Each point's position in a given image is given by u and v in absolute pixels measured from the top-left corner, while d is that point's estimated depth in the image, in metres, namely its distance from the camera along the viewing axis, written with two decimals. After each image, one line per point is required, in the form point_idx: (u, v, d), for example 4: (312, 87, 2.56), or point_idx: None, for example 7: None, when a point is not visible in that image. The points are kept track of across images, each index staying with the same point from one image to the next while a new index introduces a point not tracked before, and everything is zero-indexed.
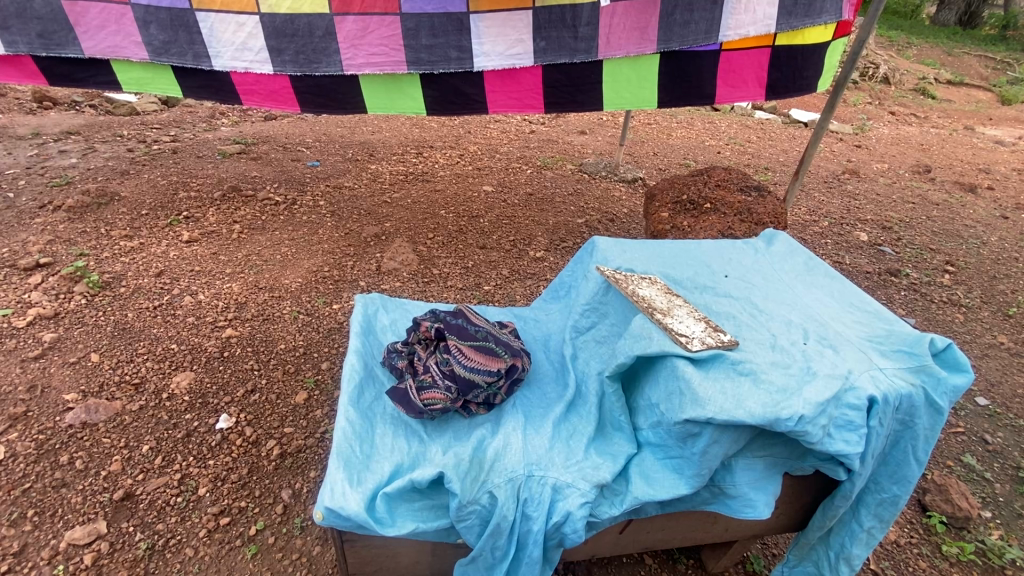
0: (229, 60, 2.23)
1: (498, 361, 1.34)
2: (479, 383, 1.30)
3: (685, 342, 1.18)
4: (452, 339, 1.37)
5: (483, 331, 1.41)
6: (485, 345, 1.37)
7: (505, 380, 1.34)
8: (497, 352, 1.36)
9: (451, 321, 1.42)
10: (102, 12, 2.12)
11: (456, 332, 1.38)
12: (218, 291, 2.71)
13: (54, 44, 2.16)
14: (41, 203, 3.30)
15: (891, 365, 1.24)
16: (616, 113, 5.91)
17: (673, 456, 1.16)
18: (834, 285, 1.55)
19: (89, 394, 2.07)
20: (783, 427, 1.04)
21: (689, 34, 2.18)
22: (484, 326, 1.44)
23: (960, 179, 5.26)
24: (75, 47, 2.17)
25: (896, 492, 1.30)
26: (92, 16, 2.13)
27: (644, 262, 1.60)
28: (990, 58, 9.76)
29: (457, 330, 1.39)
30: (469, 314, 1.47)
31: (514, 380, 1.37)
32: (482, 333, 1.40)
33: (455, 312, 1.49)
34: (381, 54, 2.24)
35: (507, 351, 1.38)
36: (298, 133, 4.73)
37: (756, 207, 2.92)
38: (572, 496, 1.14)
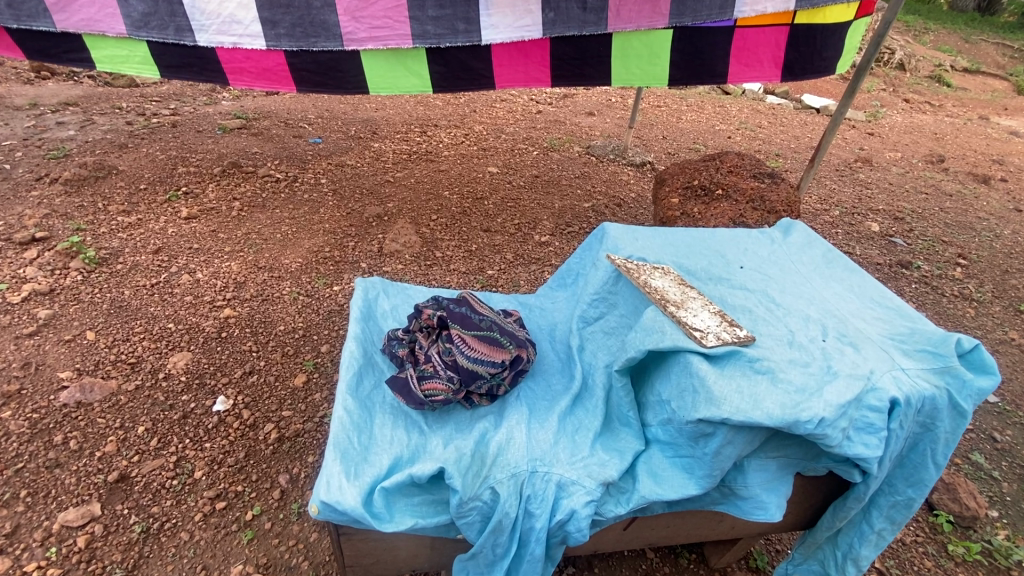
0: (215, 34, 2.14)
1: (501, 353, 1.29)
2: (483, 377, 1.26)
3: (700, 337, 1.12)
4: (456, 329, 1.31)
5: (489, 321, 1.35)
6: (489, 337, 1.31)
7: (509, 373, 1.29)
8: (502, 344, 1.31)
9: (455, 310, 1.36)
10: None
11: (460, 321, 1.33)
12: (217, 269, 2.66)
13: (24, 16, 2.09)
14: (39, 175, 3.24)
15: (914, 365, 1.18)
16: (625, 95, 5.78)
17: (684, 455, 1.12)
18: (854, 280, 1.48)
19: (84, 372, 2.04)
20: (803, 430, 0.98)
21: (702, 9, 2.07)
22: (490, 316, 1.38)
23: (974, 170, 5.15)
24: (46, 18, 2.09)
25: (911, 494, 1.26)
26: None
27: (656, 251, 1.53)
28: (1009, 46, 9.48)
29: (460, 319, 1.33)
30: (475, 303, 1.41)
31: (520, 373, 1.32)
32: (487, 323, 1.34)
33: (459, 300, 1.43)
34: (384, 28, 2.15)
35: (510, 343, 1.33)
36: (300, 109, 4.63)
37: (769, 195, 2.84)
38: (577, 494, 1.10)
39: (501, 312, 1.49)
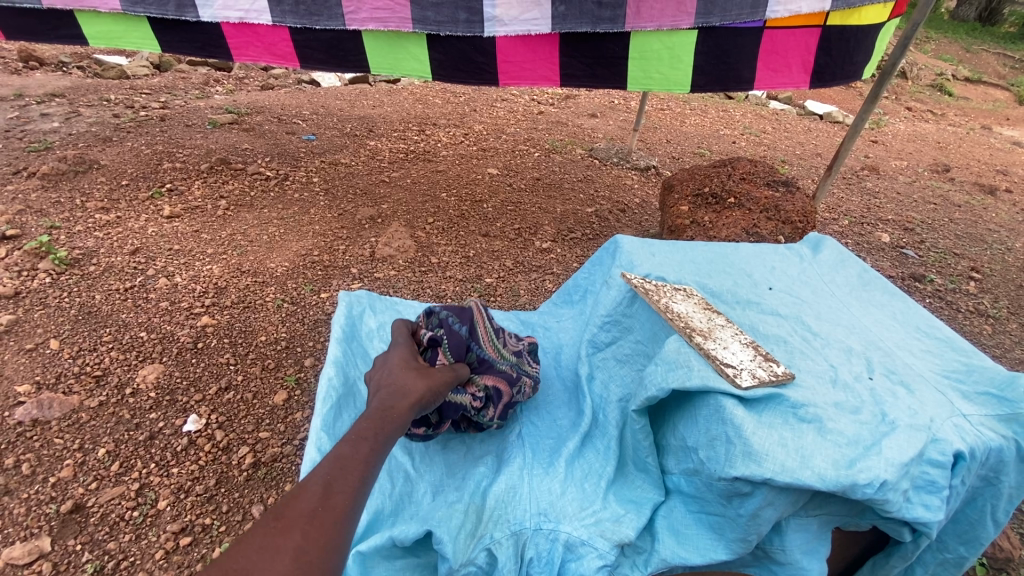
0: (221, 9, 2.04)
1: (492, 383, 1.13)
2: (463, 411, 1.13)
3: (733, 376, 0.96)
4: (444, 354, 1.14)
5: (483, 350, 1.18)
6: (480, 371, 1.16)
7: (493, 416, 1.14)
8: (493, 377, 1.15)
9: (448, 327, 1.17)
10: None
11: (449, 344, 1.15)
12: (198, 273, 2.49)
13: None
14: (16, 168, 3.06)
15: (976, 410, 1.03)
16: (630, 97, 5.62)
17: (713, 512, 0.96)
18: (896, 305, 1.33)
19: (44, 386, 1.88)
20: (860, 495, 0.82)
21: (732, 9, 1.93)
22: (489, 344, 1.19)
23: (980, 180, 5.02)
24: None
25: (963, 553, 1.10)
26: None
27: (676, 269, 1.38)
28: (1010, 55, 9.39)
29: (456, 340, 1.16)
30: (479, 322, 1.21)
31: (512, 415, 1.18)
32: (480, 354, 1.17)
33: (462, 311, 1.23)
34: (384, 10, 2.03)
35: (501, 378, 1.16)
36: (295, 105, 4.46)
37: (784, 204, 2.69)
38: (588, 557, 0.94)
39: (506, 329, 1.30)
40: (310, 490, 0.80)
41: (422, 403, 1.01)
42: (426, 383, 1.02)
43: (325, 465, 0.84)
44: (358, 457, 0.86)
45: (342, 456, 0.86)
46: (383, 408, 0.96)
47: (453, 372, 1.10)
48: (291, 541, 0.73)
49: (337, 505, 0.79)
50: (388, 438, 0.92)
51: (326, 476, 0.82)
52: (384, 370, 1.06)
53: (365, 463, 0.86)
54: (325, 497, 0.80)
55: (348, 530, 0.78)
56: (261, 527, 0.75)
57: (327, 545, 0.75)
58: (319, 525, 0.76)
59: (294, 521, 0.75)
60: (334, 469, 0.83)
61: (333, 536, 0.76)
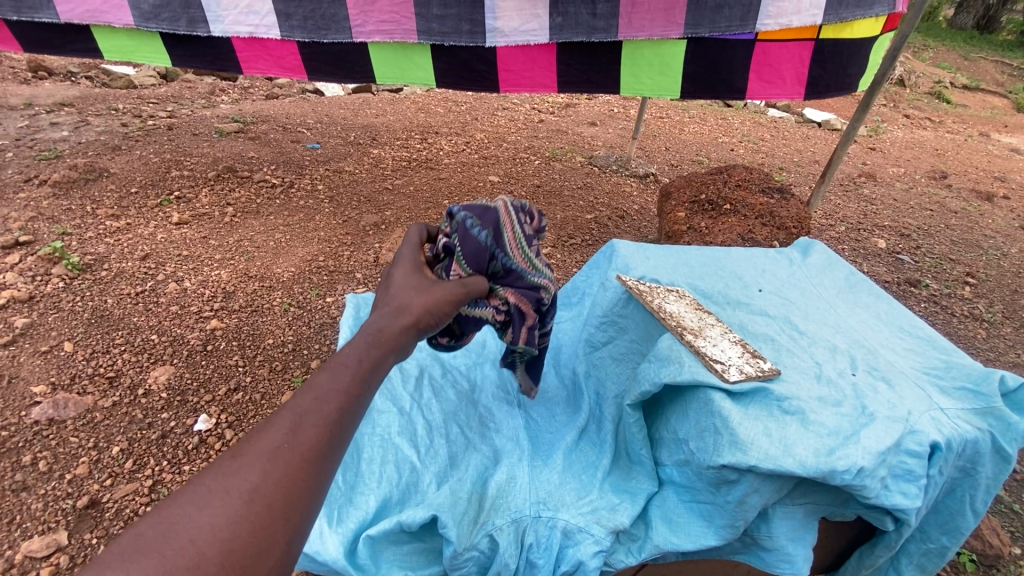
0: (231, 24, 2.12)
1: (515, 301, 1.13)
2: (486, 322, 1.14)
3: (722, 371, 1.02)
4: (462, 264, 1.07)
5: (509, 260, 1.11)
6: (504, 282, 1.13)
7: (515, 333, 1.17)
8: (517, 293, 1.13)
9: (470, 234, 1.08)
10: None
11: (472, 256, 1.07)
12: (206, 278, 2.56)
13: (26, 7, 2.08)
14: (27, 176, 3.14)
15: (953, 405, 1.08)
16: (629, 105, 5.71)
17: (703, 501, 1.01)
18: (881, 306, 1.39)
19: (59, 387, 1.94)
20: (839, 481, 0.88)
21: (721, 20, 1.99)
22: (516, 252, 1.12)
23: (978, 187, 5.08)
24: (48, 11, 2.08)
25: (945, 543, 1.15)
26: None
27: (670, 271, 1.44)
28: (1008, 63, 9.48)
29: (477, 250, 1.07)
30: (505, 226, 1.11)
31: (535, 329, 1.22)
32: (506, 265, 1.11)
33: (486, 210, 1.12)
34: (390, 22, 2.11)
35: (522, 294, 1.14)
36: (300, 114, 4.55)
37: (779, 210, 2.75)
38: (585, 543, 0.99)
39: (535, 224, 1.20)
40: (275, 424, 0.67)
41: (418, 329, 0.87)
42: (423, 303, 0.89)
43: (298, 392, 0.71)
44: (336, 387, 0.72)
45: (316, 385, 0.72)
46: (370, 333, 0.81)
47: (455, 294, 0.95)
48: (246, 485, 0.61)
49: (305, 442, 0.66)
50: (376, 367, 0.78)
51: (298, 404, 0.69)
52: (380, 293, 0.93)
53: (344, 393, 0.72)
54: (296, 428, 0.66)
55: (320, 471, 0.65)
56: (211, 467, 0.62)
57: (294, 483, 0.63)
58: (287, 460, 0.64)
59: (254, 455, 0.63)
60: (305, 399, 0.70)
61: (298, 478, 0.64)
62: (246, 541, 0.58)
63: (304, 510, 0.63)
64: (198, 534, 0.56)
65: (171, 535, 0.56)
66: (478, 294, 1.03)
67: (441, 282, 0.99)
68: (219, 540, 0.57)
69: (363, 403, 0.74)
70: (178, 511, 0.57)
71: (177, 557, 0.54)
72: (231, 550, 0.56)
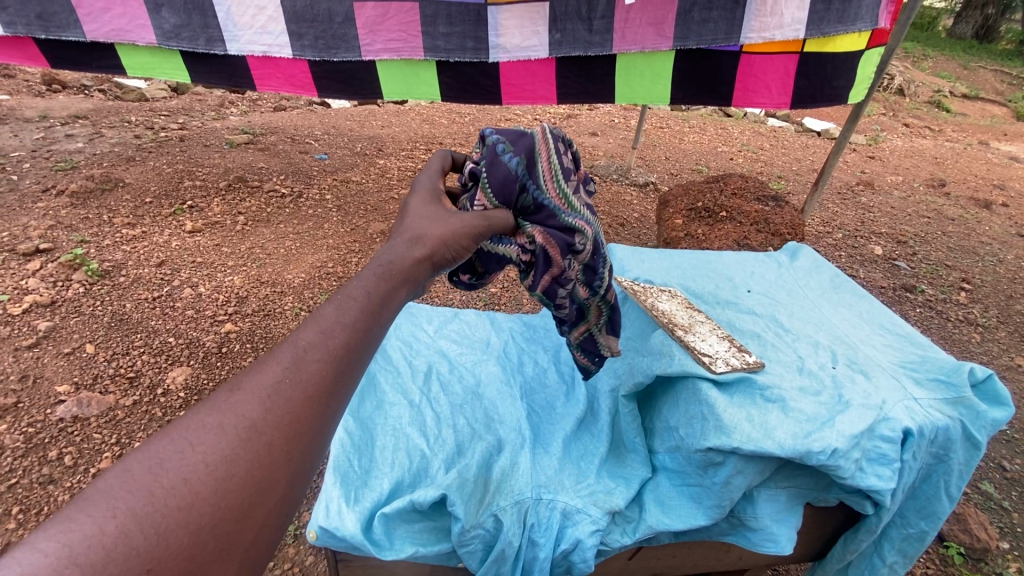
0: (246, 43, 2.23)
1: (541, 239, 1.00)
2: (511, 263, 1.05)
3: (709, 362, 1.10)
4: (486, 191, 0.99)
5: (541, 192, 1.02)
6: (533, 218, 1.03)
7: (539, 280, 1.04)
8: (546, 233, 1.02)
9: (500, 157, 1.00)
10: None
11: (498, 183, 0.99)
12: (220, 283, 2.66)
13: (54, 26, 2.18)
14: (46, 186, 3.25)
15: (926, 395, 1.15)
16: (629, 116, 5.83)
17: (692, 484, 1.09)
18: (862, 305, 1.47)
19: (82, 386, 2.04)
20: (815, 461, 0.95)
21: (707, 33, 2.11)
22: (551, 184, 1.03)
23: (976, 195, 5.15)
24: (75, 30, 2.18)
25: (924, 527, 1.21)
26: None
27: (664, 273, 1.55)
28: (1007, 72, 9.58)
29: (503, 178, 0.99)
30: (540, 152, 1.03)
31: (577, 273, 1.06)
32: (537, 197, 1.02)
33: (522, 136, 1.05)
34: (398, 41, 2.22)
35: (554, 234, 1.02)
36: (307, 125, 4.67)
37: (773, 217, 2.84)
38: (582, 522, 1.07)
39: (574, 159, 1.12)
40: (278, 357, 0.59)
41: (435, 262, 0.76)
42: (442, 232, 0.79)
43: (303, 324, 0.62)
44: (344, 320, 0.63)
45: (323, 317, 0.63)
46: (385, 261, 0.72)
47: (477, 225, 0.86)
48: (244, 422, 0.53)
49: (311, 377, 0.58)
50: (391, 298, 0.68)
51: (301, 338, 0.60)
52: (399, 219, 0.84)
53: (355, 326, 0.63)
54: (298, 364, 0.58)
55: (327, 411, 0.58)
56: (209, 399, 0.55)
57: (296, 425, 0.55)
58: (287, 400, 0.56)
59: (251, 392, 0.55)
60: (312, 331, 0.61)
61: (304, 417, 0.56)
62: (244, 481, 0.51)
63: (310, 452, 0.56)
64: (191, 471, 0.49)
65: (159, 472, 0.48)
66: (501, 228, 0.93)
67: (463, 213, 0.89)
68: (215, 479, 0.49)
69: (377, 337, 0.65)
70: (169, 447, 0.50)
71: (168, 495, 0.47)
72: (227, 490, 0.49)
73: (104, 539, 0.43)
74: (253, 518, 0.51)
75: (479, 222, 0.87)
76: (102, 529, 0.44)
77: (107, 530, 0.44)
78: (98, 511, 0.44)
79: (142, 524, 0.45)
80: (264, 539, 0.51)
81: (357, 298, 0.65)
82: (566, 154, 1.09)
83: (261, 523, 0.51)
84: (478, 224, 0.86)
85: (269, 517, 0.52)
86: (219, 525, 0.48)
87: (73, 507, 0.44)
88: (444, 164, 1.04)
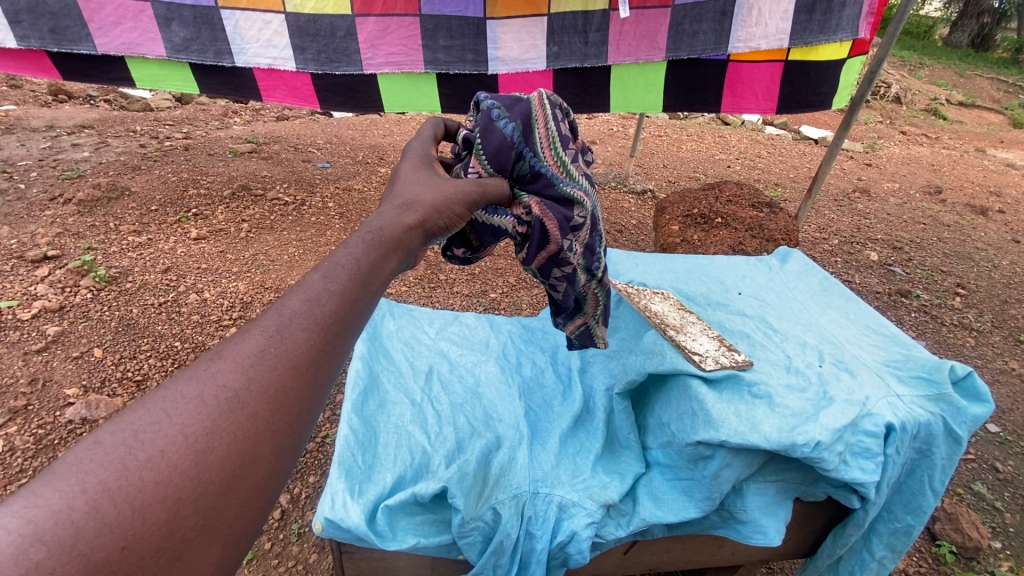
0: (253, 56, 2.30)
1: (539, 210, 1.03)
2: (505, 236, 1.06)
3: (699, 361, 1.16)
4: (481, 159, 1.02)
5: (538, 160, 1.05)
6: (530, 187, 1.07)
7: (534, 255, 1.08)
8: (543, 203, 1.05)
9: (495, 124, 1.04)
10: (118, 8, 2.20)
11: (494, 149, 1.02)
12: (224, 289, 2.71)
13: (67, 40, 2.24)
14: (53, 195, 3.31)
15: (909, 392, 1.19)
16: (627, 124, 5.91)
17: (684, 477, 1.14)
18: (850, 306, 1.52)
19: (90, 389, 2.10)
20: (799, 453, 0.99)
21: (696, 44, 2.18)
22: (547, 153, 1.06)
23: (972, 201, 5.20)
24: (87, 43, 2.25)
25: (910, 522, 1.23)
26: (107, 12, 2.21)
27: (657, 276, 1.61)
28: (1003, 80, 9.67)
29: (498, 144, 1.02)
30: (535, 120, 1.06)
31: (577, 253, 1.10)
32: (533, 165, 1.05)
33: (517, 102, 1.08)
34: (399, 54, 2.29)
35: (550, 204, 1.05)
36: (310, 134, 4.74)
37: (768, 223, 2.89)
38: (578, 515, 1.12)
39: (569, 128, 1.15)
40: (259, 327, 0.58)
41: (426, 229, 0.78)
42: (431, 200, 0.80)
43: (287, 295, 0.61)
44: (331, 288, 0.63)
45: (307, 287, 0.62)
46: (370, 232, 0.71)
47: (468, 190, 0.88)
48: (224, 393, 0.52)
49: (294, 347, 0.57)
50: (377, 269, 0.68)
51: (284, 310, 0.60)
52: (388, 188, 0.84)
53: (340, 296, 0.63)
54: (281, 335, 0.58)
55: (312, 382, 0.57)
56: (186, 371, 0.54)
57: (279, 395, 0.55)
58: (271, 369, 0.55)
59: (232, 363, 0.54)
60: (294, 302, 0.61)
61: (288, 388, 0.55)
62: (226, 453, 0.50)
63: (295, 424, 0.55)
64: (168, 443, 0.48)
65: (133, 444, 0.47)
66: (497, 196, 0.97)
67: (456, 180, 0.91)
68: (193, 452, 0.48)
69: (363, 307, 0.64)
70: (144, 418, 0.49)
71: (142, 468, 0.46)
72: (207, 463, 0.48)
73: (73, 515, 0.42)
74: (236, 491, 0.50)
75: (469, 189, 0.88)
76: (71, 505, 0.42)
77: (76, 506, 0.43)
78: (67, 486, 0.43)
79: (116, 499, 0.44)
80: (248, 513, 0.50)
81: (344, 269, 0.65)
82: (560, 123, 1.13)
83: (246, 495, 0.50)
84: (467, 192, 0.87)
85: (252, 491, 0.51)
86: (199, 498, 0.47)
87: (39, 482, 0.43)
88: (436, 131, 1.08)
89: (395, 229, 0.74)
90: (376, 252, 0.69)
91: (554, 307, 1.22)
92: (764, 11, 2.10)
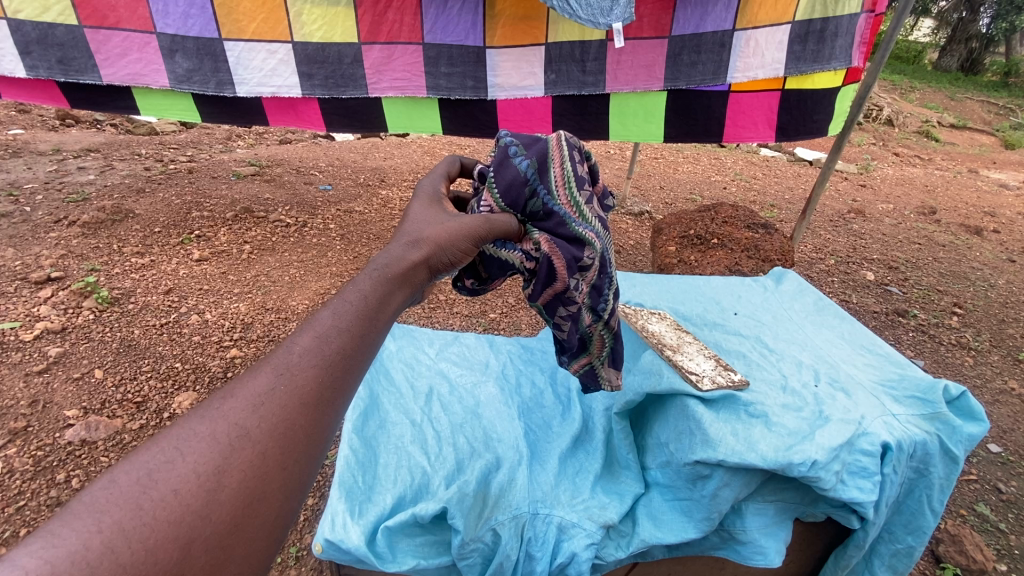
0: (255, 85, 2.36)
1: (547, 249, 1.06)
2: (513, 270, 1.09)
3: (696, 380, 1.17)
4: (494, 193, 1.07)
5: (551, 199, 1.09)
6: (543, 224, 1.09)
7: (539, 292, 1.09)
8: (553, 241, 1.07)
9: (511, 160, 1.09)
10: (125, 39, 2.26)
11: (506, 188, 1.07)
12: (226, 310, 2.73)
13: (73, 70, 2.29)
14: (57, 217, 3.34)
15: (904, 411, 1.20)
16: (625, 147, 6.01)
17: (683, 498, 1.14)
18: (845, 327, 1.53)
19: (90, 411, 2.11)
20: (796, 472, 1.00)
21: (695, 74, 2.25)
22: (560, 192, 1.09)
23: (966, 221, 5.26)
24: (93, 73, 2.30)
25: (911, 542, 1.22)
26: (114, 44, 2.26)
27: (653, 297, 1.64)
28: (992, 103, 9.84)
29: (509, 183, 1.07)
30: (552, 160, 1.10)
31: (583, 292, 1.11)
32: (546, 204, 1.08)
33: (536, 142, 1.13)
34: (403, 80, 2.36)
35: (560, 244, 1.07)
36: (312, 157, 4.82)
37: (763, 244, 2.92)
38: (578, 536, 1.12)
39: (588, 170, 1.19)
40: (268, 365, 0.60)
41: (429, 265, 0.81)
42: (439, 236, 0.83)
43: (296, 333, 0.63)
44: (339, 324, 0.65)
45: (316, 323, 0.64)
46: (377, 269, 0.74)
47: (476, 226, 0.90)
48: (234, 431, 0.54)
49: (302, 385, 0.59)
50: (383, 304, 0.70)
51: (293, 350, 0.61)
52: (399, 224, 0.88)
53: (347, 333, 0.65)
54: (287, 373, 0.59)
55: (318, 420, 0.59)
56: (198, 408, 0.56)
57: (286, 431, 0.56)
58: (281, 406, 0.57)
59: (240, 403, 0.56)
60: (303, 339, 0.62)
61: (296, 426, 0.57)
62: (235, 492, 0.51)
63: (302, 462, 0.56)
64: (181, 482, 0.49)
65: (148, 484, 0.49)
66: (504, 231, 0.99)
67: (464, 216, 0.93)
68: (205, 490, 0.50)
69: (371, 342, 0.66)
70: (158, 457, 0.50)
71: (156, 508, 0.48)
72: (217, 502, 0.50)
73: (87, 555, 0.43)
74: (244, 530, 0.51)
75: (476, 223, 0.91)
76: (85, 546, 0.44)
77: (92, 546, 0.44)
78: (81, 527, 0.45)
79: (130, 538, 0.45)
80: (254, 553, 0.52)
81: (349, 305, 0.67)
82: (578, 164, 1.16)
83: (252, 533, 0.52)
84: (475, 226, 0.90)
85: (260, 528, 0.53)
86: (210, 536, 0.49)
87: (57, 522, 0.45)
88: (450, 169, 1.10)
89: (402, 264, 0.76)
90: (380, 288, 0.71)
91: (560, 345, 1.23)
92: (761, 42, 2.17)
